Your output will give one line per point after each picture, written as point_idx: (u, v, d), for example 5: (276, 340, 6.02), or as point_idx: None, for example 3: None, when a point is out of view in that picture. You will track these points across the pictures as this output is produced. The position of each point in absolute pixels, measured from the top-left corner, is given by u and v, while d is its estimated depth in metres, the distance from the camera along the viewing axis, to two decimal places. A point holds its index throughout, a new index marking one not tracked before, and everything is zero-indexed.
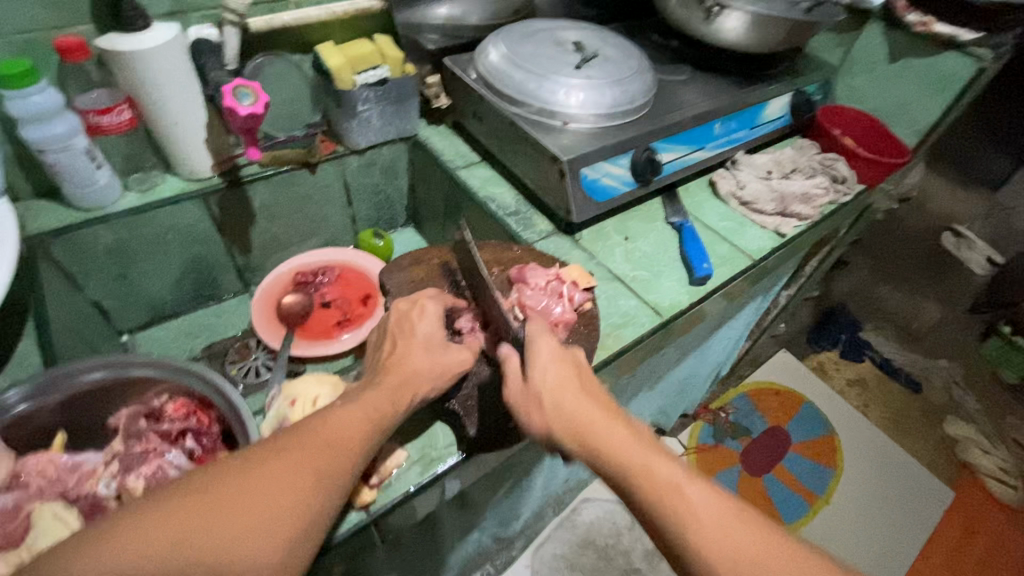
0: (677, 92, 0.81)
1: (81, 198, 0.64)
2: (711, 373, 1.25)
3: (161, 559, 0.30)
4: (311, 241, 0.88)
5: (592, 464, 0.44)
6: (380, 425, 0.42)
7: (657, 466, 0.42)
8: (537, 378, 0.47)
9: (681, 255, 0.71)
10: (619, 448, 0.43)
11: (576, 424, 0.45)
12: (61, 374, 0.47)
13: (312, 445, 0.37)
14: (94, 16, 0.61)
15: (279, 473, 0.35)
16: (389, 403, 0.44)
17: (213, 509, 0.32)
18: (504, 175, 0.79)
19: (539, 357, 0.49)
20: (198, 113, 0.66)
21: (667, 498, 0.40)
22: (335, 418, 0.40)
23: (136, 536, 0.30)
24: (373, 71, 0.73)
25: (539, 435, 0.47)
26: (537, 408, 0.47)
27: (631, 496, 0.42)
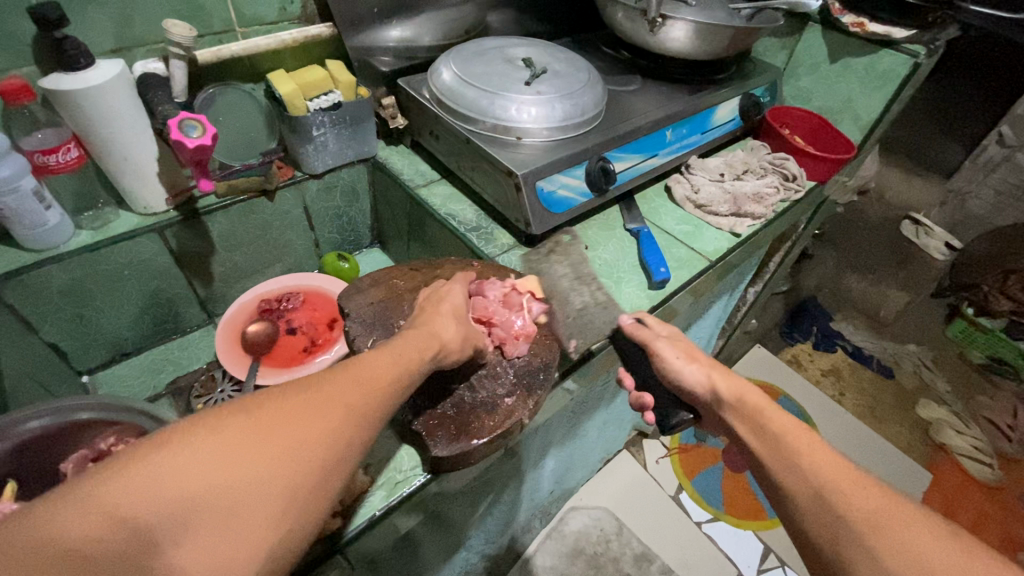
0: (628, 102, 0.83)
1: (30, 240, 0.63)
2: None
3: (209, 473, 0.30)
4: (275, 267, 0.87)
5: (733, 416, 0.52)
6: (413, 372, 0.44)
7: (784, 420, 0.47)
8: (686, 343, 0.61)
9: (640, 261, 0.72)
10: (765, 406, 0.50)
11: (733, 387, 0.55)
12: (3, 423, 0.48)
13: (347, 392, 0.38)
14: (36, 57, 0.60)
15: (318, 401, 0.36)
16: (417, 351, 0.46)
17: (249, 441, 0.32)
18: (464, 192, 0.80)
19: (685, 339, 0.62)
20: (148, 148, 0.66)
21: (788, 439, 0.45)
22: (368, 362, 0.41)
23: (172, 470, 0.29)
24: (325, 96, 0.74)
25: (693, 381, 0.58)
26: (694, 360, 0.59)
27: (747, 435, 0.49)
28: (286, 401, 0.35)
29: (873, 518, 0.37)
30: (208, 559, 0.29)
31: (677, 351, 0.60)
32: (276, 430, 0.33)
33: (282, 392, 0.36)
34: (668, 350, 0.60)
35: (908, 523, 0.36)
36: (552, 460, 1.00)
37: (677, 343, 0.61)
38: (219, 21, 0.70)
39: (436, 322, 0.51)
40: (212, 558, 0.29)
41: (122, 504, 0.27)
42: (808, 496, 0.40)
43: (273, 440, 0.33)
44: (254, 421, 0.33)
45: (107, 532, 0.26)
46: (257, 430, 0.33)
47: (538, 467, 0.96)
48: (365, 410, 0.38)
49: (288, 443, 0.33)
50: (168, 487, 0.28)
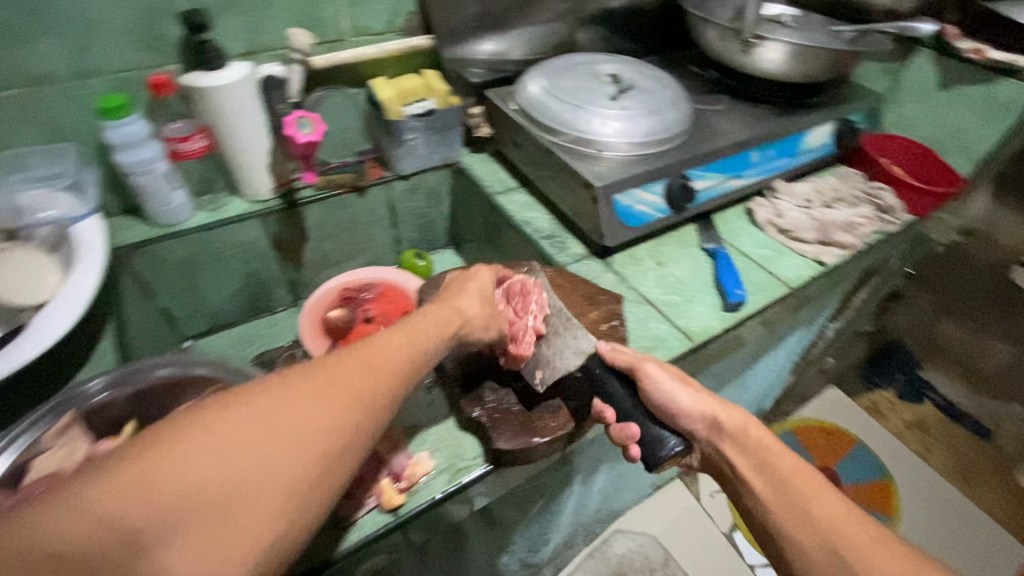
0: (714, 121, 0.82)
1: (159, 216, 0.72)
2: (752, 407, 1.20)
3: (206, 468, 0.31)
4: (357, 259, 0.93)
5: (739, 464, 0.52)
6: (419, 359, 0.44)
7: (786, 458, 0.51)
8: (668, 369, 0.55)
9: (714, 281, 0.71)
10: (774, 455, 0.51)
11: (738, 424, 0.54)
12: (134, 369, 0.55)
13: (349, 383, 0.38)
14: (180, 57, 0.69)
15: (322, 392, 0.37)
16: (428, 337, 0.46)
17: (248, 435, 0.33)
18: (540, 200, 0.81)
19: (665, 365, 0.56)
20: (262, 142, 0.73)
21: (796, 484, 0.48)
22: (373, 351, 0.42)
23: (167, 467, 0.30)
24: (419, 104, 0.79)
25: (693, 415, 0.55)
26: (689, 387, 0.55)
27: (747, 473, 0.51)
28: (284, 395, 0.36)
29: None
30: (202, 556, 0.30)
31: (668, 373, 0.55)
32: (273, 425, 0.34)
33: (285, 381, 0.37)
34: (660, 374, 0.54)
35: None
36: (603, 476, 0.99)
37: (666, 367, 0.55)
38: (334, 30, 0.77)
39: (460, 298, 0.53)
40: (205, 555, 0.30)
41: (116, 507, 0.28)
42: (825, 553, 0.43)
43: (271, 434, 0.34)
44: (254, 412, 0.34)
45: (100, 533, 0.27)
46: (257, 423, 0.34)
47: (588, 482, 0.95)
48: (367, 399, 0.39)
49: (287, 436, 0.34)
50: (162, 486, 0.29)
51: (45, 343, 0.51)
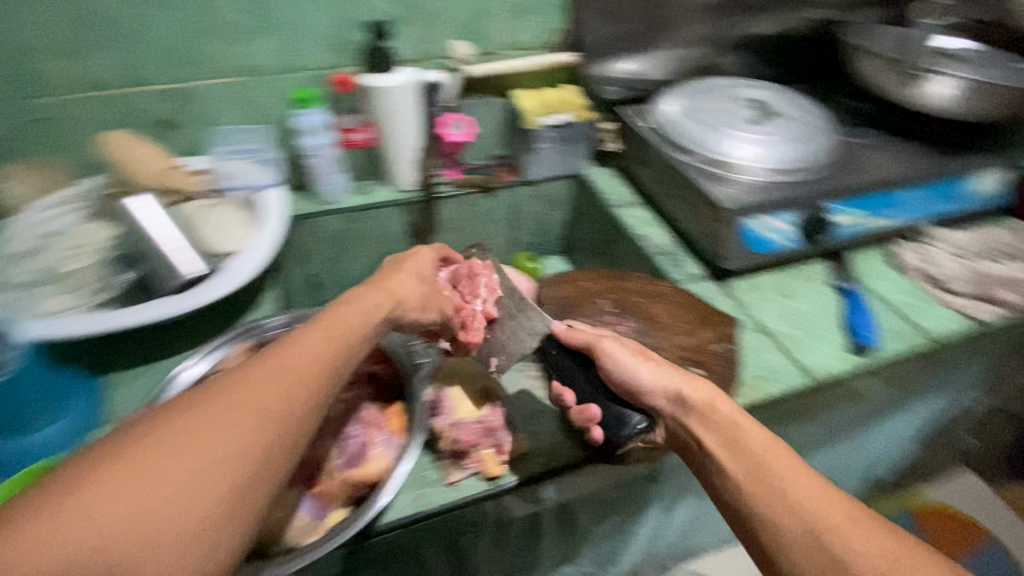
0: (862, 156, 0.78)
1: (322, 194, 0.83)
2: (865, 472, 1.08)
3: (132, 493, 0.31)
4: (475, 255, 0.99)
5: (710, 447, 0.46)
6: (346, 350, 0.43)
7: (757, 435, 0.45)
8: (622, 345, 0.54)
9: (842, 321, 0.67)
10: (750, 435, 0.45)
11: (704, 400, 0.48)
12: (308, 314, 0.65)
13: (266, 390, 0.38)
14: (361, 61, 0.80)
15: (247, 397, 0.37)
16: (352, 324, 0.45)
17: (172, 455, 0.33)
18: (661, 218, 0.82)
19: (624, 341, 0.55)
20: (415, 139, 0.82)
21: (770, 465, 0.43)
22: (297, 346, 0.41)
23: (92, 500, 0.31)
24: (556, 117, 0.84)
25: (657, 392, 0.50)
26: (652, 363, 0.52)
27: (719, 454, 0.46)
28: (189, 421, 0.35)
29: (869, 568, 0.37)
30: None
31: (627, 351, 0.54)
32: (176, 452, 0.33)
33: (205, 396, 0.37)
34: (620, 351, 0.53)
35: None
36: (685, 509, 0.95)
37: (626, 343, 0.54)
38: (489, 43, 0.84)
39: (395, 279, 0.52)
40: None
41: (23, 569, 0.28)
42: (816, 548, 0.38)
43: (194, 450, 0.34)
44: (173, 431, 0.34)
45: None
46: (180, 440, 0.34)
47: (668, 511, 0.92)
48: (289, 399, 0.38)
49: (212, 448, 0.34)
50: (88, 519, 0.30)
51: (240, 282, 0.62)
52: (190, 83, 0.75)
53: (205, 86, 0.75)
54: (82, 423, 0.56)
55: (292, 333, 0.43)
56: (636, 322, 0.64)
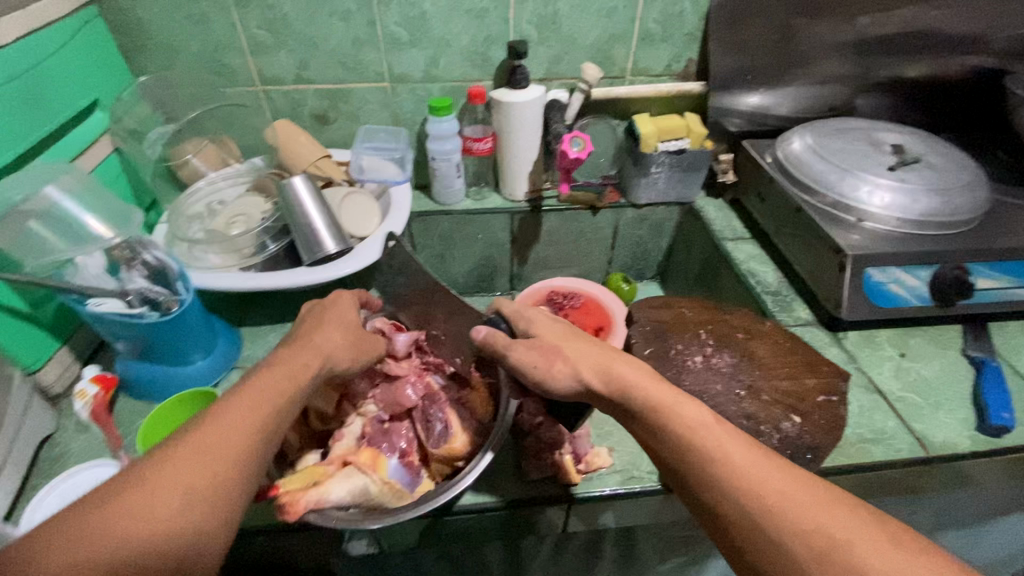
0: (1020, 217, 0.70)
1: (440, 195, 0.90)
2: (975, 574, 0.95)
3: (132, 522, 0.35)
4: (571, 269, 1.01)
5: (653, 439, 0.45)
6: (297, 382, 0.46)
7: (685, 410, 0.44)
8: (536, 339, 0.51)
9: (973, 396, 0.60)
10: (686, 421, 0.43)
11: (626, 389, 0.46)
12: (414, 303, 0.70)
13: (231, 423, 0.41)
14: (496, 76, 0.86)
15: (224, 430, 0.40)
16: (308, 363, 0.48)
17: (165, 489, 0.36)
18: (771, 256, 0.79)
19: (537, 329, 0.52)
20: (533, 152, 0.86)
21: (703, 444, 0.42)
22: (262, 383, 0.44)
23: (98, 530, 0.34)
24: (675, 142, 0.84)
25: (571, 389, 0.48)
26: (558, 358, 0.49)
27: (655, 439, 0.44)
28: (170, 458, 0.38)
29: (817, 536, 0.36)
30: None
31: (535, 357, 0.49)
32: (143, 491, 0.36)
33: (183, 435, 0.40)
34: (525, 358, 0.49)
35: (860, 541, 0.36)
36: None
37: (529, 342, 0.50)
38: (617, 68, 0.87)
39: (322, 330, 0.52)
40: None
41: None
42: (768, 545, 0.37)
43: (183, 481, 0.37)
44: (160, 467, 0.37)
45: None
46: (168, 475, 0.37)
47: None
48: (252, 429, 0.41)
49: (196, 475, 0.38)
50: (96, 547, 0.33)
51: (361, 265, 0.69)
52: (348, 85, 0.85)
53: (359, 88, 0.85)
54: (221, 361, 0.66)
55: (253, 373, 0.46)
56: (733, 357, 0.63)
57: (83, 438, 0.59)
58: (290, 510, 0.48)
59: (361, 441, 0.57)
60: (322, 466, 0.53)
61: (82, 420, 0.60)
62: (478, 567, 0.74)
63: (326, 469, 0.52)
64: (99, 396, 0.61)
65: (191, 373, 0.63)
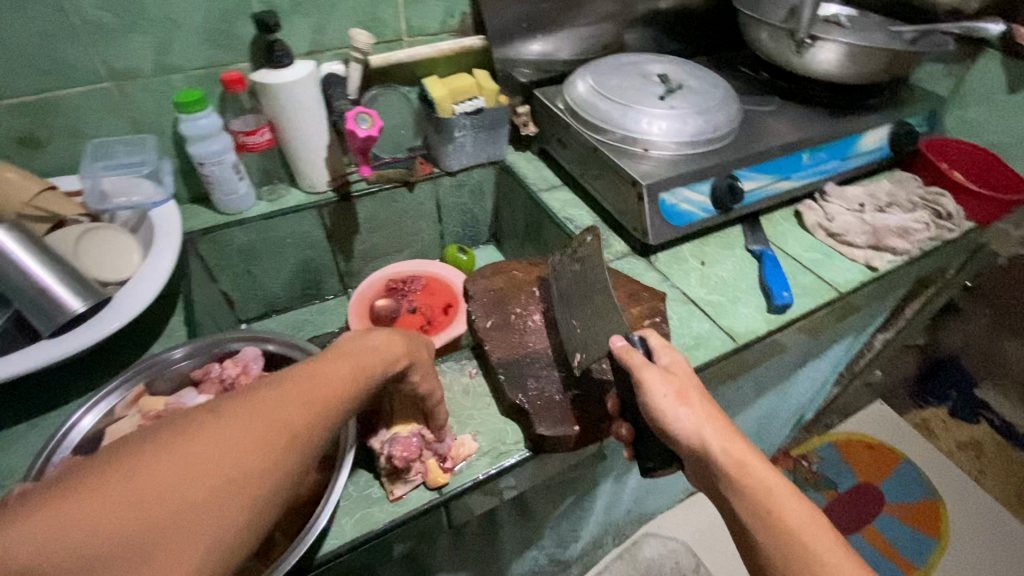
0: (763, 121, 0.82)
1: (224, 205, 0.77)
2: (793, 417, 1.16)
3: (162, 496, 0.28)
4: (403, 252, 0.96)
5: (746, 512, 0.46)
6: (361, 378, 0.41)
7: (794, 508, 0.45)
8: (671, 374, 0.52)
9: (760, 283, 0.70)
10: (788, 508, 0.45)
11: (736, 459, 0.47)
12: (209, 342, 0.59)
13: (287, 405, 0.35)
14: (252, 56, 0.73)
15: (278, 409, 0.35)
16: (378, 363, 0.44)
17: (209, 459, 0.30)
18: (584, 199, 0.82)
19: (670, 369, 0.53)
20: (321, 137, 0.77)
21: (812, 547, 0.43)
22: (324, 369, 0.40)
23: (124, 492, 0.27)
24: (470, 102, 0.81)
25: (686, 433, 0.49)
26: (690, 399, 0.50)
27: (753, 524, 0.46)
28: (220, 422, 0.32)
29: None
30: None
31: (667, 387, 0.50)
32: (201, 441, 0.31)
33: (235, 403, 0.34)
34: (657, 386, 0.50)
35: None
36: (636, 477, 0.98)
37: (666, 374, 0.51)
38: (391, 31, 0.80)
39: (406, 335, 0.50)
40: None
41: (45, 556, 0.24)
42: None
43: (230, 460, 0.31)
44: (208, 432, 0.31)
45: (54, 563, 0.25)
46: (218, 443, 0.31)
47: (621, 480, 0.95)
48: (308, 418, 0.36)
49: (240, 454, 0.32)
50: (118, 508, 0.27)
51: (127, 316, 0.55)
52: (51, 93, 0.66)
53: (67, 95, 0.67)
54: None
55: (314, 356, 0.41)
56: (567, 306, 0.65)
57: None
58: None
59: None
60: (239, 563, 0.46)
61: None
62: None
63: None
64: None
65: None
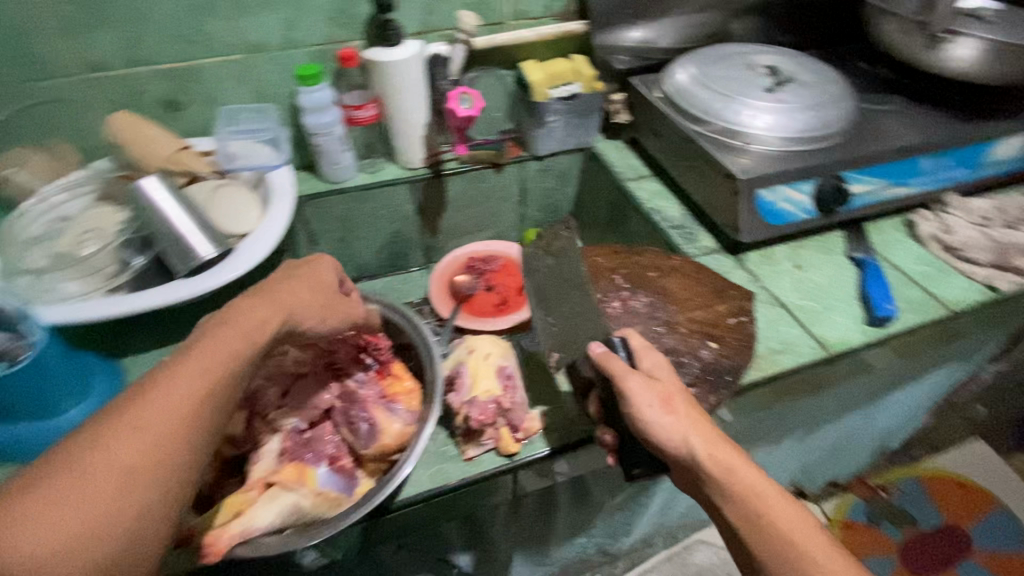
0: (880, 121, 0.76)
1: (330, 173, 0.82)
2: (875, 442, 1.08)
3: (80, 500, 0.34)
4: (484, 232, 0.98)
5: (737, 521, 0.45)
6: (246, 345, 0.44)
7: (783, 509, 0.44)
8: (654, 380, 0.49)
9: (859, 293, 0.66)
10: (782, 516, 0.44)
11: (723, 466, 0.45)
12: None
13: (172, 392, 0.39)
14: (366, 35, 0.78)
15: (165, 399, 0.39)
16: (257, 321, 0.45)
17: (103, 460, 0.35)
18: (673, 191, 0.80)
19: (651, 375, 0.50)
20: (421, 115, 0.80)
21: (800, 545, 0.43)
22: (206, 348, 0.42)
23: (48, 512, 0.33)
24: (565, 87, 0.82)
25: (672, 441, 0.46)
26: (673, 408, 0.48)
27: (743, 530, 0.44)
28: (113, 425, 0.37)
29: None
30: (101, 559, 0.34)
31: (651, 396, 0.48)
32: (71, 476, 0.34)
33: (125, 407, 0.38)
34: (641, 395, 0.48)
35: None
36: None
37: (649, 381, 0.49)
38: (496, 13, 0.82)
39: (284, 287, 0.49)
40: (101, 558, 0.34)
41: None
42: None
43: (127, 456, 0.36)
44: (104, 436, 0.36)
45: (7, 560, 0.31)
46: (113, 446, 0.36)
47: None
48: (197, 396, 0.40)
49: (132, 448, 0.36)
50: (48, 519, 0.33)
51: (247, 266, 0.61)
52: (194, 62, 0.74)
53: (208, 64, 0.74)
54: (100, 405, 0.57)
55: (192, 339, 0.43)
56: (649, 296, 0.64)
57: None
58: (211, 550, 0.44)
59: (282, 460, 0.52)
60: (241, 494, 0.48)
61: None
62: (440, 546, 0.74)
63: (246, 496, 0.48)
64: None
65: (66, 426, 0.54)
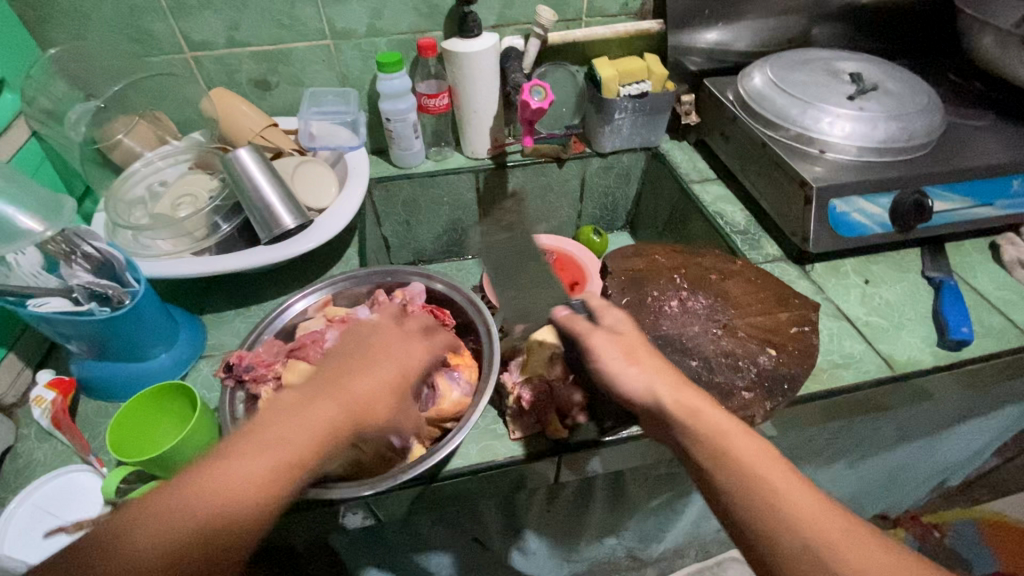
0: (970, 137, 0.72)
1: (399, 158, 0.86)
2: (933, 478, 1.02)
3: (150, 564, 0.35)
4: (541, 226, 1.00)
5: (700, 455, 0.43)
6: (322, 438, 0.42)
7: (742, 440, 0.43)
8: (621, 333, 0.50)
9: (933, 315, 0.63)
10: (745, 447, 0.43)
11: (682, 402, 0.45)
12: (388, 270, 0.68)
13: (248, 474, 0.38)
14: (445, 26, 0.81)
15: (242, 479, 0.38)
16: (341, 414, 0.43)
17: (178, 530, 0.36)
18: (739, 196, 0.79)
19: (615, 327, 0.51)
20: (492, 106, 0.83)
21: (761, 476, 0.41)
22: (288, 427, 0.41)
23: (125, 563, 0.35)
24: (636, 85, 0.81)
25: (637, 386, 0.46)
26: (637, 359, 0.48)
27: (709, 467, 0.43)
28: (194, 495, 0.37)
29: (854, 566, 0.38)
30: None
31: (614, 349, 0.48)
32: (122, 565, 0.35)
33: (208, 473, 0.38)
34: (606, 348, 0.49)
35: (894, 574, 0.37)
36: None
37: (614, 336, 0.49)
38: (573, 9, 0.83)
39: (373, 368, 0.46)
40: None
41: None
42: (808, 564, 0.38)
43: (199, 531, 0.37)
44: (183, 504, 0.37)
45: None
46: (188, 517, 0.37)
47: None
48: (267, 485, 0.39)
49: (204, 524, 0.37)
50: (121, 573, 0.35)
51: (324, 237, 0.66)
52: (287, 45, 0.79)
53: (299, 48, 0.79)
54: (184, 353, 0.62)
55: (281, 409, 0.42)
56: (708, 298, 0.64)
57: (48, 445, 0.56)
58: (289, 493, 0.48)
59: None
60: None
61: (45, 426, 0.56)
62: (477, 526, 0.76)
63: None
64: (59, 402, 0.56)
65: (155, 368, 0.60)
